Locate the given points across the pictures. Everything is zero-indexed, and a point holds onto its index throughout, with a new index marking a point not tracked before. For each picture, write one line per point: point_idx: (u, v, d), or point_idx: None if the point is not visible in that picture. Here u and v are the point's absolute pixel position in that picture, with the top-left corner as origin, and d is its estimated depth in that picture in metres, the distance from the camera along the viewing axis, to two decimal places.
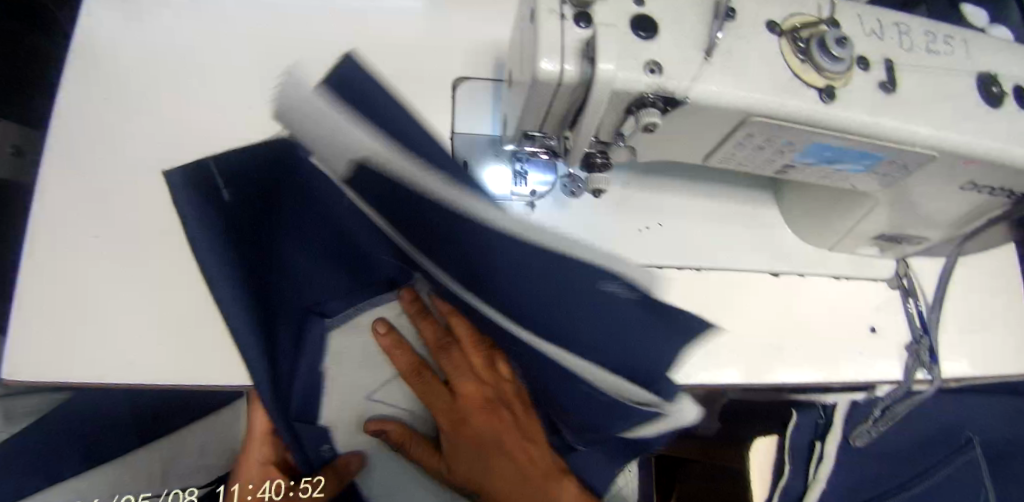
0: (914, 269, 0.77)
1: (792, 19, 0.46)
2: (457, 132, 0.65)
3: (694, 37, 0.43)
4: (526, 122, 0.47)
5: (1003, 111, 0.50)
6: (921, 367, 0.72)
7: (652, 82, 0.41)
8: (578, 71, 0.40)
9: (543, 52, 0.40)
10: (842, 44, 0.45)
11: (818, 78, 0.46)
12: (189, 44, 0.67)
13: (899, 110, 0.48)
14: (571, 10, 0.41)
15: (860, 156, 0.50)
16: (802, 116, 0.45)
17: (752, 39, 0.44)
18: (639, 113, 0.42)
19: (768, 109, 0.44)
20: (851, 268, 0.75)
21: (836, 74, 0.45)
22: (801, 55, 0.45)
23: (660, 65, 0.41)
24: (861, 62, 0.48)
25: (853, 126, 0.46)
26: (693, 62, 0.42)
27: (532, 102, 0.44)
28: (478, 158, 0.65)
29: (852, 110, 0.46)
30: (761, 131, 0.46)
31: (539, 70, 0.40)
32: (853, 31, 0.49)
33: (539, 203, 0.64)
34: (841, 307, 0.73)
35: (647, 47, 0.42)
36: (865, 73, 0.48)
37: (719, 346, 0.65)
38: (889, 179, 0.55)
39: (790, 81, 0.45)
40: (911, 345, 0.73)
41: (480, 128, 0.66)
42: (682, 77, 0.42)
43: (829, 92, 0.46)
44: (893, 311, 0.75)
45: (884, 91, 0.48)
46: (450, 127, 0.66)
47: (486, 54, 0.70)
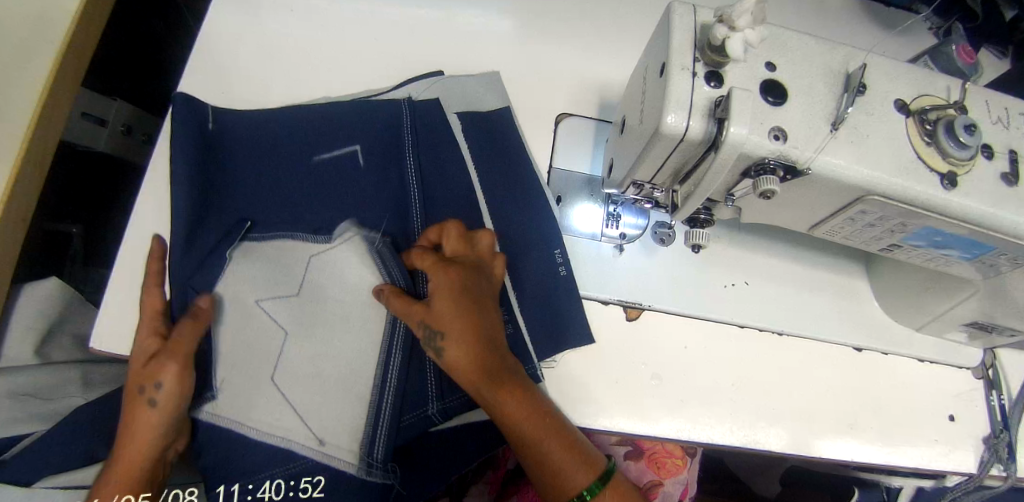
0: (999, 359, 0.73)
1: (920, 100, 0.46)
2: (555, 168, 0.70)
3: (821, 108, 0.43)
4: (635, 171, 0.48)
5: None
6: (996, 463, 0.68)
7: (775, 148, 0.41)
8: (703, 129, 0.40)
9: (672, 107, 0.40)
10: (970, 131, 0.43)
11: (942, 162, 0.45)
12: (318, 49, 0.73)
13: (1021, 202, 0.46)
14: (704, 69, 0.41)
15: (972, 244, 0.48)
16: (919, 199, 0.44)
17: (878, 116, 0.44)
18: (759, 178, 0.42)
19: (888, 189, 0.43)
20: (933, 350, 0.72)
21: (960, 160, 0.44)
22: (926, 137, 0.45)
23: (786, 131, 0.41)
24: (987, 148, 0.47)
25: (973, 215, 0.45)
26: (818, 133, 0.42)
27: (650, 153, 0.44)
28: (572, 197, 0.69)
29: (974, 198, 0.45)
30: (877, 210, 0.45)
31: (665, 123, 0.41)
32: (980, 116, 0.48)
33: (628, 246, 0.67)
34: (916, 390, 0.70)
35: (775, 112, 0.42)
36: (989, 161, 0.47)
37: (785, 413, 0.65)
38: (999, 270, 0.53)
39: (912, 162, 0.44)
40: (989, 439, 0.68)
41: (578, 168, 0.70)
42: (806, 147, 0.41)
43: (951, 178, 0.44)
44: (971, 401, 0.71)
45: (1006, 182, 0.46)
46: (549, 163, 0.70)
47: (589, 92, 0.74)
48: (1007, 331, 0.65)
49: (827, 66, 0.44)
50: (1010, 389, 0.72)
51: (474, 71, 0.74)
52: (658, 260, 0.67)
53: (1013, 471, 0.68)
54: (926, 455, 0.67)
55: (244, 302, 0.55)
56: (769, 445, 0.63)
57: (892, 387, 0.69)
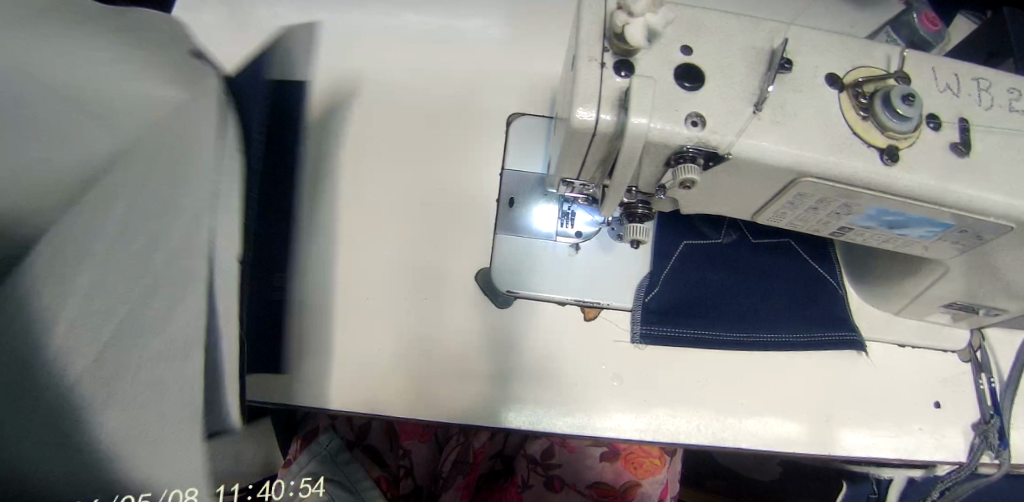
0: (988, 340, 0.69)
1: (854, 73, 0.43)
2: (507, 169, 0.68)
3: (742, 89, 0.40)
4: (563, 168, 0.46)
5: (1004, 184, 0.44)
6: (987, 450, 0.64)
7: (693, 135, 0.39)
8: (614, 119, 0.39)
9: (580, 100, 0.39)
10: (908, 102, 0.40)
11: (881, 137, 0.41)
12: None
13: (974, 175, 0.42)
14: (613, 58, 0.40)
15: (926, 223, 0.45)
16: (856, 179, 0.41)
17: (807, 93, 0.41)
18: (677, 168, 0.40)
19: (821, 169, 0.41)
20: (915, 335, 0.68)
21: (900, 133, 0.41)
22: (863, 112, 0.42)
23: (703, 117, 0.39)
24: (933, 119, 0.44)
25: (919, 192, 0.42)
26: (740, 115, 0.40)
27: (569, 149, 0.43)
28: (523, 198, 0.67)
29: (919, 173, 0.42)
30: (816, 192, 0.43)
31: (575, 116, 0.39)
32: (926, 84, 0.45)
33: (584, 244, 0.65)
34: (900, 379, 0.66)
35: (691, 98, 0.40)
36: (936, 132, 0.43)
37: (759, 409, 0.62)
38: (967, 246, 0.49)
39: (847, 139, 0.41)
40: (978, 424, 0.65)
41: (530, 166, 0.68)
42: (725, 130, 0.39)
43: (892, 153, 0.41)
44: (959, 386, 0.67)
45: (956, 153, 0.43)
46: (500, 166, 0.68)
47: (541, 92, 0.73)
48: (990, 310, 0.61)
49: (749, 45, 0.42)
50: (999, 370, 0.68)
51: (424, 77, 0.74)
52: (614, 258, 0.65)
53: (1005, 457, 0.64)
54: (911, 445, 0.64)
55: None
56: (742, 444, 0.60)
57: (873, 378, 0.66)
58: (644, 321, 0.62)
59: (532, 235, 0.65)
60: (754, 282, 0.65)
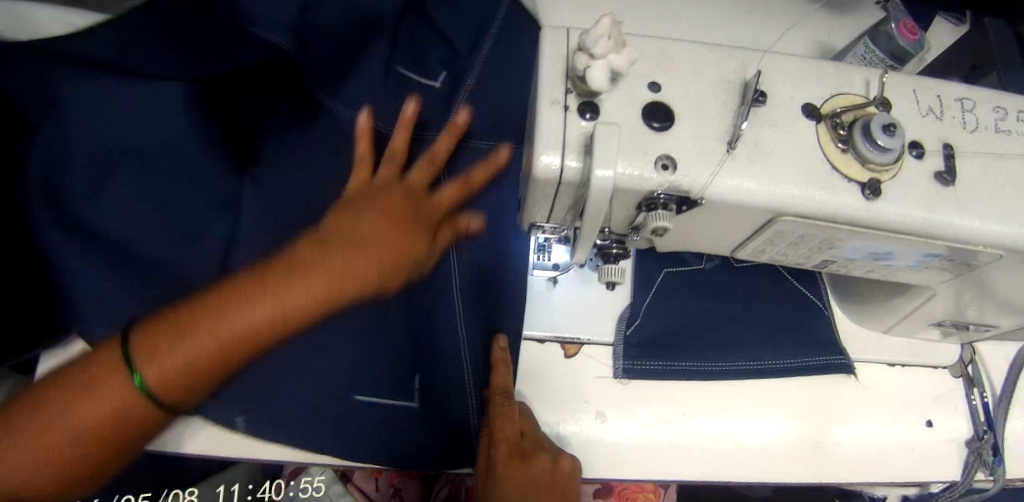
0: (978, 353, 0.68)
1: (832, 102, 0.41)
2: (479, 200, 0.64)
3: (715, 127, 0.38)
4: (531, 213, 0.43)
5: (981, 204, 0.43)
6: (982, 467, 0.63)
7: (664, 179, 0.37)
8: (580, 166, 0.36)
9: (543, 147, 0.36)
10: (889, 132, 0.38)
11: (862, 170, 0.39)
12: None
13: (960, 204, 0.40)
14: (576, 101, 0.37)
15: (914, 253, 0.43)
16: (837, 217, 0.39)
17: (784, 127, 0.39)
18: (649, 215, 0.38)
19: (802, 207, 0.38)
20: (905, 352, 0.66)
21: (882, 165, 0.39)
22: (842, 144, 0.40)
23: (675, 159, 0.37)
24: (915, 147, 0.41)
25: (906, 225, 0.40)
26: (713, 155, 0.37)
27: (535, 197, 0.40)
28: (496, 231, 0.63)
29: (904, 205, 0.40)
30: (797, 229, 0.40)
31: (537, 164, 0.37)
32: (907, 110, 0.43)
33: (562, 278, 0.61)
34: (891, 398, 0.65)
35: (661, 139, 0.37)
36: (919, 161, 0.41)
37: (749, 440, 0.60)
38: (955, 272, 0.47)
39: (828, 174, 0.39)
40: (971, 441, 0.64)
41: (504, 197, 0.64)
42: (698, 172, 0.37)
43: (875, 187, 0.39)
44: (950, 402, 0.66)
45: (942, 182, 0.41)
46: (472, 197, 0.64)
47: None
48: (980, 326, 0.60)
49: (721, 77, 0.40)
50: (990, 383, 0.67)
51: None
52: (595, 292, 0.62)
53: (1000, 473, 0.63)
54: (904, 467, 0.62)
55: None
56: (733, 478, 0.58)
57: (863, 400, 0.64)
58: (627, 356, 0.59)
59: (507, 271, 0.61)
60: (737, 308, 0.64)
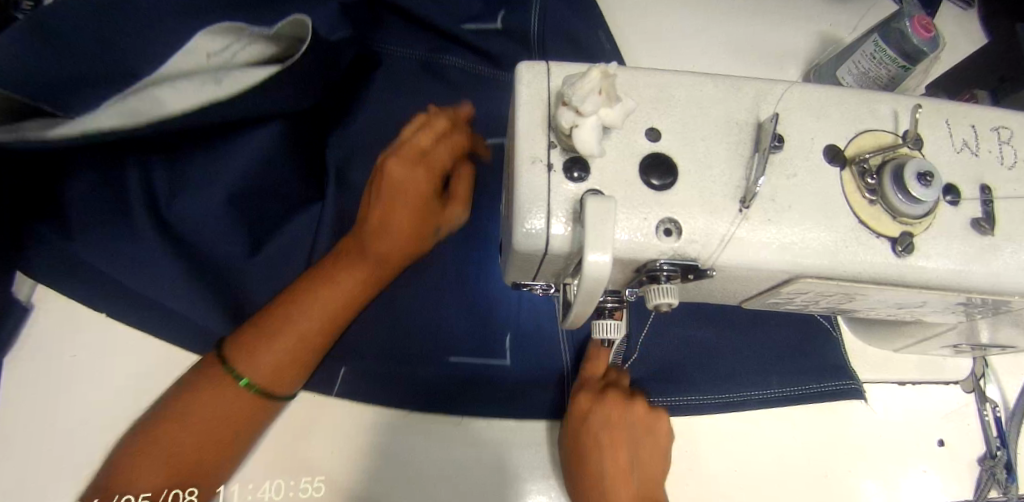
0: (991, 366, 0.65)
1: (857, 142, 0.35)
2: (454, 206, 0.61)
3: (725, 182, 0.33)
4: (514, 274, 0.38)
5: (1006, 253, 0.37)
6: (994, 486, 0.61)
7: (666, 248, 0.32)
8: (569, 236, 0.31)
9: (525, 215, 0.31)
10: (926, 181, 0.33)
11: (892, 223, 0.34)
12: None
13: (998, 255, 0.36)
14: (562, 157, 0.32)
15: (942, 303, 0.39)
16: (862, 277, 0.34)
17: (804, 177, 0.34)
18: (651, 287, 0.32)
19: (823, 268, 0.34)
20: (916, 369, 0.63)
21: (914, 218, 0.34)
22: (870, 193, 0.35)
23: (679, 222, 0.32)
24: (951, 191, 0.36)
25: (937, 280, 0.35)
26: (723, 216, 0.32)
27: (517, 264, 0.35)
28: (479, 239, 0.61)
29: (936, 259, 0.35)
30: (816, 288, 0.36)
31: (520, 234, 0.31)
32: (941, 144, 0.37)
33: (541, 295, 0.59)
34: (904, 420, 0.62)
35: (662, 199, 0.32)
36: (955, 206, 0.36)
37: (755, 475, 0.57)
38: (982, 313, 0.43)
39: (853, 230, 0.34)
40: (985, 460, 0.61)
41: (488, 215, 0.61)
42: (706, 237, 0.32)
43: (907, 243, 0.34)
44: (963, 420, 0.63)
45: (979, 231, 0.36)
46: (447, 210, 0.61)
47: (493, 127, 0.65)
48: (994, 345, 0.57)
49: (729, 119, 0.34)
50: (1004, 398, 0.64)
51: None
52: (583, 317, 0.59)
53: (1013, 492, 0.61)
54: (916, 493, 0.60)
55: None
56: None
57: (876, 423, 0.61)
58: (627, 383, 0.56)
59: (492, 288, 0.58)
60: (736, 332, 0.61)
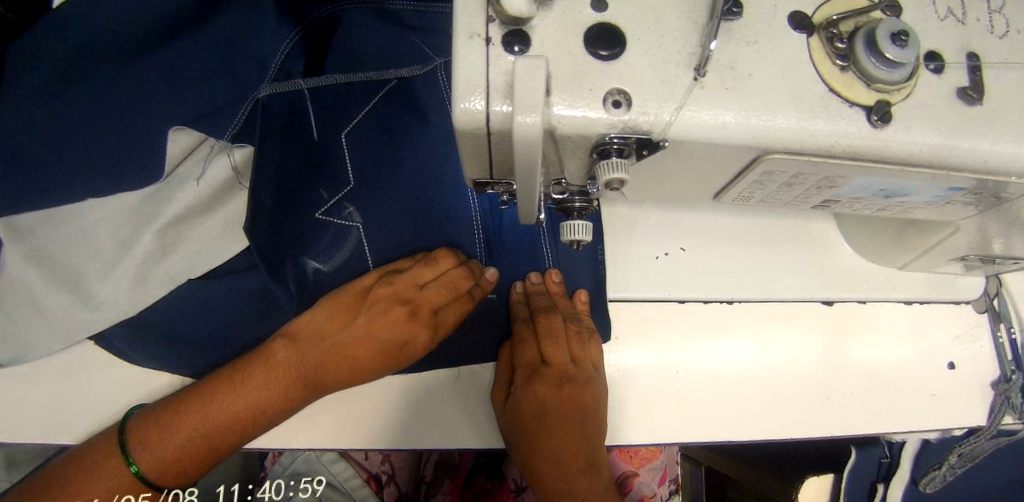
0: (1007, 286, 0.62)
1: (826, 9, 0.33)
2: None
3: (678, 49, 0.31)
4: (469, 170, 0.37)
5: (1006, 118, 0.33)
6: (1009, 409, 0.59)
7: (616, 119, 0.30)
8: (510, 111, 0.30)
9: (461, 91, 0.30)
10: (899, 42, 0.31)
11: (866, 91, 0.32)
12: None
13: (990, 126, 0.33)
14: (502, 31, 0.31)
15: (930, 188, 0.36)
16: (836, 149, 0.32)
17: (765, 45, 0.32)
18: (601, 163, 0.31)
19: (790, 141, 0.32)
20: (924, 289, 0.60)
21: (890, 85, 0.32)
22: (841, 61, 0.32)
23: (628, 93, 0.30)
24: (932, 59, 0.34)
25: (921, 157, 0.33)
26: (677, 86, 0.31)
27: (465, 150, 0.34)
28: None
29: (918, 132, 0.33)
30: (786, 168, 0.34)
31: (459, 111, 0.30)
32: (921, 12, 0.35)
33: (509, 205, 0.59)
34: (908, 343, 0.60)
35: (609, 70, 0.31)
36: (937, 76, 0.34)
37: (745, 395, 0.56)
38: (981, 205, 0.40)
39: (823, 98, 0.32)
40: (999, 384, 0.59)
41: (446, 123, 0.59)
42: (659, 108, 0.30)
43: (883, 111, 0.32)
44: (975, 341, 0.60)
45: (966, 102, 0.33)
46: None
47: None
48: (1011, 260, 0.53)
49: None
50: (1022, 318, 0.61)
51: None
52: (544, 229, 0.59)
53: None
54: (919, 414, 0.58)
55: (143, 343, 0.58)
56: (731, 434, 0.55)
57: (874, 341, 0.59)
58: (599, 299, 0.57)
59: None
60: (725, 249, 0.59)
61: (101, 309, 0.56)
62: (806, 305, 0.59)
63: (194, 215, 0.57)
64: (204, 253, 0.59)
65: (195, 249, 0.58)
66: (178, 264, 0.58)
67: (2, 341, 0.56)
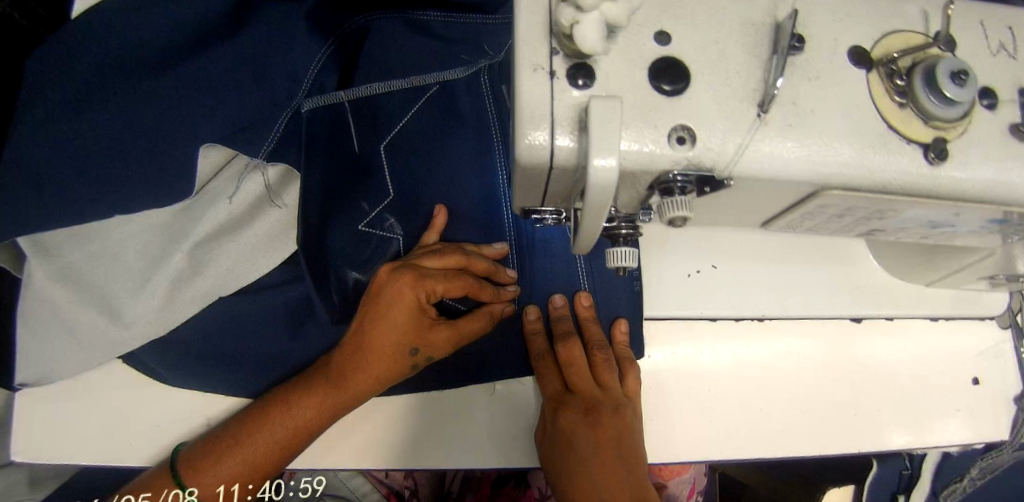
0: None
1: (884, 43, 0.33)
2: None
3: (742, 84, 0.31)
4: (519, 198, 0.37)
5: None
6: None
7: (680, 157, 0.30)
8: (574, 146, 0.30)
9: (526, 126, 0.29)
10: (960, 80, 0.31)
11: (923, 128, 0.32)
12: None
13: None
14: (565, 65, 0.30)
15: (978, 220, 0.36)
16: (894, 186, 0.32)
17: (827, 79, 0.32)
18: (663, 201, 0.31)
19: (848, 178, 0.31)
20: (950, 305, 0.61)
21: (948, 122, 0.32)
22: (899, 97, 0.32)
23: (693, 130, 0.30)
24: (988, 94, 0.34)
25: (977, 192, 0.33)
26: (740, 123, 0.31)
27: (521, 183, 0.33)
28: None
29: (974, 168, 0.33)
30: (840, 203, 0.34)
31: (522, 145, 0.30)
32: (976, 45, 0.35)
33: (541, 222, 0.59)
34: (932, 359, 0.60)
35: (673, 106, 0.30)
36: (993, 111, 0.34)
37: (773, 411, 0.57)
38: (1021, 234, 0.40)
39: (882, 135, 0.32)
40: (1022, 398, 0.59)
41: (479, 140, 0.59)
42: (722, 146, 0.30)
43: (941, 149, 0.32)
44: (999, 356, 0.61)
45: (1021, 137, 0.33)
46: None
47: None
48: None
49: (747, 18, 0.32)
50: None
51: None
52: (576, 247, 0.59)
53: None
54: (945, 429, 0.59)
55: (170, 362, 0.57)
56: (759, 450, 0.56)
57: (899, 357, 0.60)
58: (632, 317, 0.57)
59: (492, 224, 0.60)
60: (755, 266, 0.60)
61: (129, 328, 0.54)
62: (834, 322, 0.60)
63: (227, 231, 0.56)
64: (234, 272, 0.57)
65: (228, 263, 0.57)
66: (210, 282, 0.56)
67: (26, 360, 0.55)
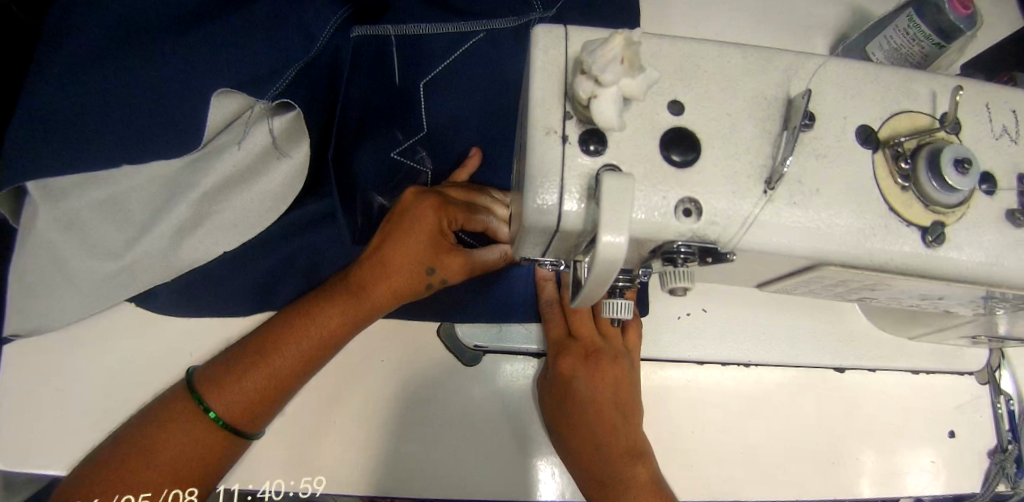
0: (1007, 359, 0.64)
1: (890, 124, 0.34)
2: None
3: (749, 160, 0.31)
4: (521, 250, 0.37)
5: None
6: (1005, 479, 0.60)
7: (685, 229, 0.30)
8: (581, 211, 0.29)
9: (536, 186, 0.29)
10: (962, 169, 0.31)
11: (924, 212, 0.33)
12: None
13: None
14: (578, 130, 0.30)
15: (969, 297, 0.37)
16: (892, 267, 0.32)
17: (832, 159, 0.32)
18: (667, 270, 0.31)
19: (848, 257, 0.31)
20: (931, 359, 0.62)
21: (947, 207, 0.33)
22: (902, 180, 0.33)
23: (699, 204, 0.30)
24: (986, 180, 0.35)
25: (972, 275, 0.33)
26: (746, 198, 0.31)
27: (524, 238, 0.33)
28: None
29: (969, 252, 0.33)
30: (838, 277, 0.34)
31: (530, 203, 0.29)
32: (974, 132, 0.36)
33: None
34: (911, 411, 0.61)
35: (682, 179, 0.31)
36: (989, 197, 0.35)
37: (756, 456, 0.57)
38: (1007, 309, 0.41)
39: (883, 217, 0.32)
40: (995, 453, 0.61)
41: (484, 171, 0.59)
42: (727, 221, 0.31)
43: (939, 233, 0.32)
44: (975, 411, 0.62)
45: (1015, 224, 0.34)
46: None
47: None
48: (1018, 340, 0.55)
49: (757, 94, 0.33)
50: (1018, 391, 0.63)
51: None
52: None
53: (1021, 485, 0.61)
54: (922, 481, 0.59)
55: None
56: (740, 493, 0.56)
57: (880, 408, 0.61)
58: None
59: None
60: (745, 311, 0.60)
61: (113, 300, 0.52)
62: (819, 371, 0.61)
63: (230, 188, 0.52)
64: (238, 228, 0.54)
65: (228, 221, 0.53)
66: (206, 242, 0.53)
67: None
